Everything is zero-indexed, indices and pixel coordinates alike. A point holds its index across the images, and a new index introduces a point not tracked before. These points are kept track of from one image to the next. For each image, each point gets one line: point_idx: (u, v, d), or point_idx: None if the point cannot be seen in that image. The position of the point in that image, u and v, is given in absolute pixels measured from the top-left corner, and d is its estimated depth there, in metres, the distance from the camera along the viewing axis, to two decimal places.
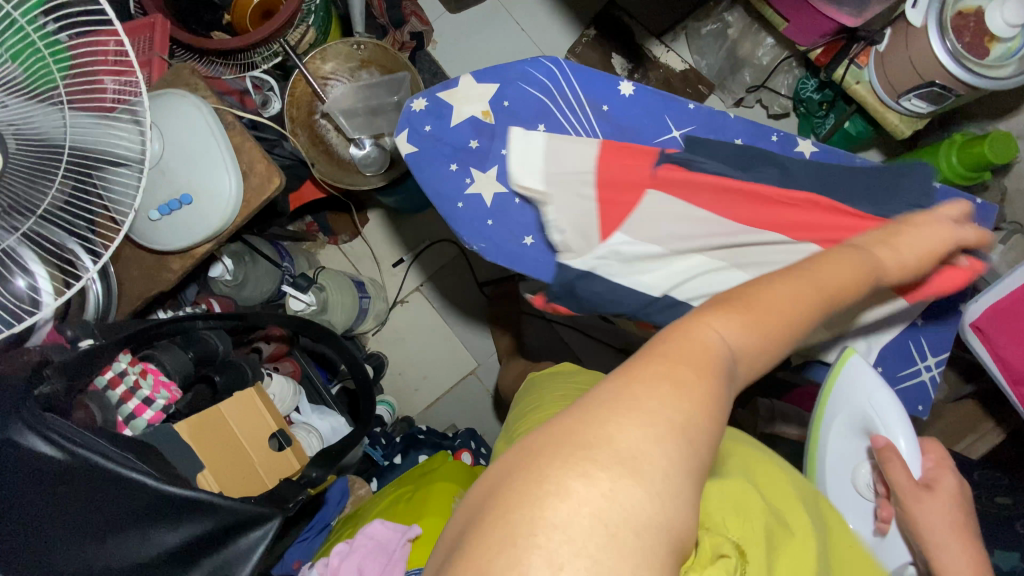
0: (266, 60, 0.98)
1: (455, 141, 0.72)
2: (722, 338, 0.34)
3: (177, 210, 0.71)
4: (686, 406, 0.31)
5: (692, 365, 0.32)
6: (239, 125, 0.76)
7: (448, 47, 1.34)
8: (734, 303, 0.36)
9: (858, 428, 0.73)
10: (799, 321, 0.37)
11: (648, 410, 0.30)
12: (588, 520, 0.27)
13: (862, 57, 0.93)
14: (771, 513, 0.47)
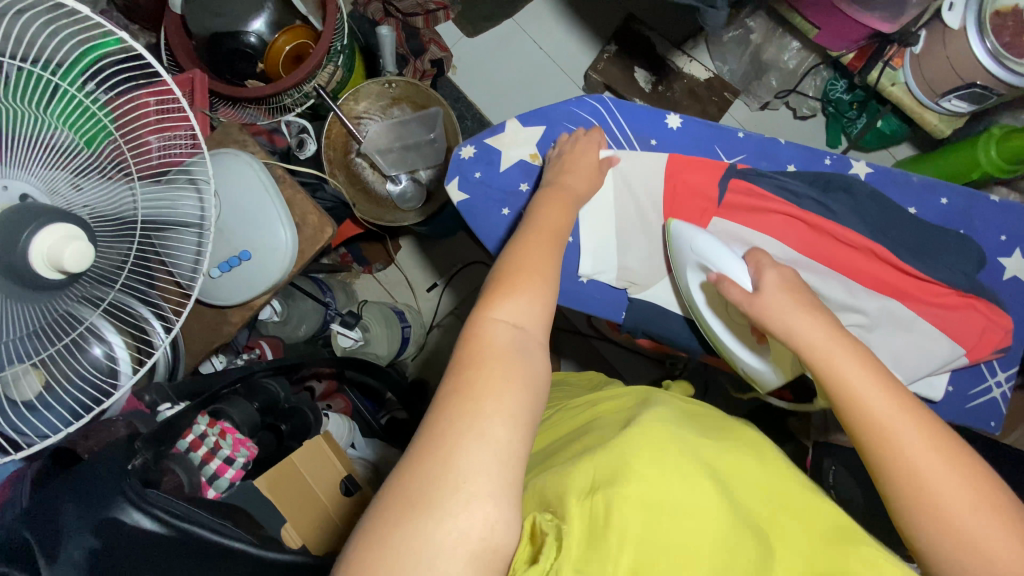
0: (297, 102, 1.00)
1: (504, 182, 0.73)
2: (503, 318, 0.49)
3: (237, 267, 0.73)
4: (500, 376, 0.45)
5: (476, 364, 0.46)
6: (288, 178, 0.78)
7: (468, 72, 1.34)
8: (501, 294, 0.51)
9: (694, 272, 0.69)
10: (552, 273, 0.55)
11: (478, 414, 0.42)
12: (443, 533, 0.37)
13: (897, 59, 0.92)
14: (649, 478, 0.43)
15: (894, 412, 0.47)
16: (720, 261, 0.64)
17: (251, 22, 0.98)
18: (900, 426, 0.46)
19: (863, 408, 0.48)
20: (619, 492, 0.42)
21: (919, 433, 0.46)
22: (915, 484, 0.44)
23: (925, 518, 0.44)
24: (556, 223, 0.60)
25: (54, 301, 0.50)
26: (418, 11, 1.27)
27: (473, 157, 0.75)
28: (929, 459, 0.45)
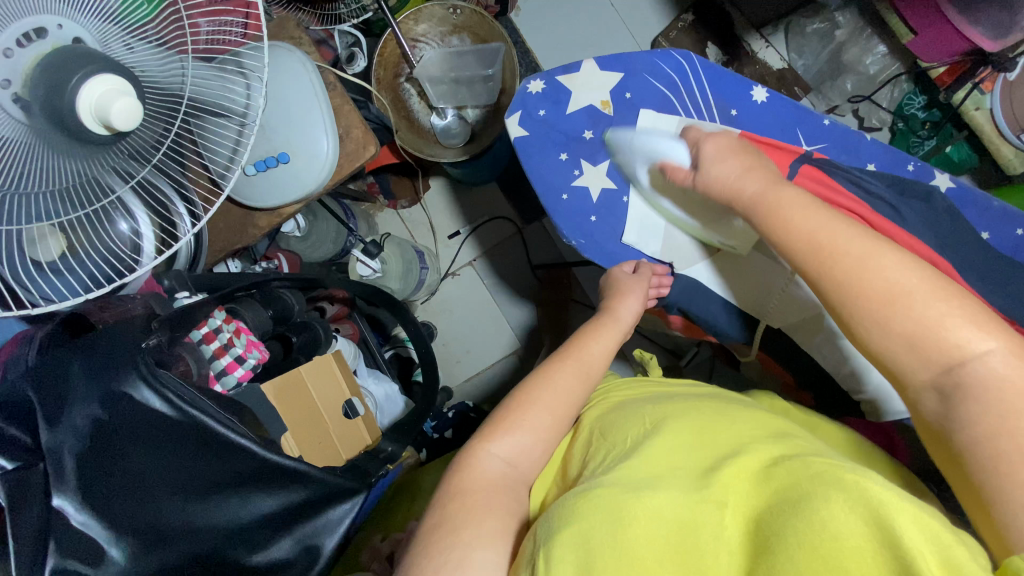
0: (353, 14, 0.95)
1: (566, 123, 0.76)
2: (496, 452, 0.50)
3: (274, 169, 0.70)
4: (487, 517, 0.45)
5: (471, 502, 0.46)
6: (339, 87, 0.74)
7: (531, 15, 1.28)
8: (499, 426, 0.52)
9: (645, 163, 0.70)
10: (568, 404, 0.54)
11: (468, 547, 0.42)
12: None
13: (987, 84, 0.87)
14: (616, 486, 0.41)
15: (862, 245, 0.46)
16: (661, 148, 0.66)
17: None
18: (850, 266, 0.46)
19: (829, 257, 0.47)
20: (576, 521, 0.39)
21: (877, 263, 0.45)
22: (883, 303, 0.44)
23: (896, 338, 0.43)
24: (587, 357, 0.58)
25: (91, 165, 0.48)
26: None
27: (541, 92, 0.77)
28: (891, 277, 0.44)
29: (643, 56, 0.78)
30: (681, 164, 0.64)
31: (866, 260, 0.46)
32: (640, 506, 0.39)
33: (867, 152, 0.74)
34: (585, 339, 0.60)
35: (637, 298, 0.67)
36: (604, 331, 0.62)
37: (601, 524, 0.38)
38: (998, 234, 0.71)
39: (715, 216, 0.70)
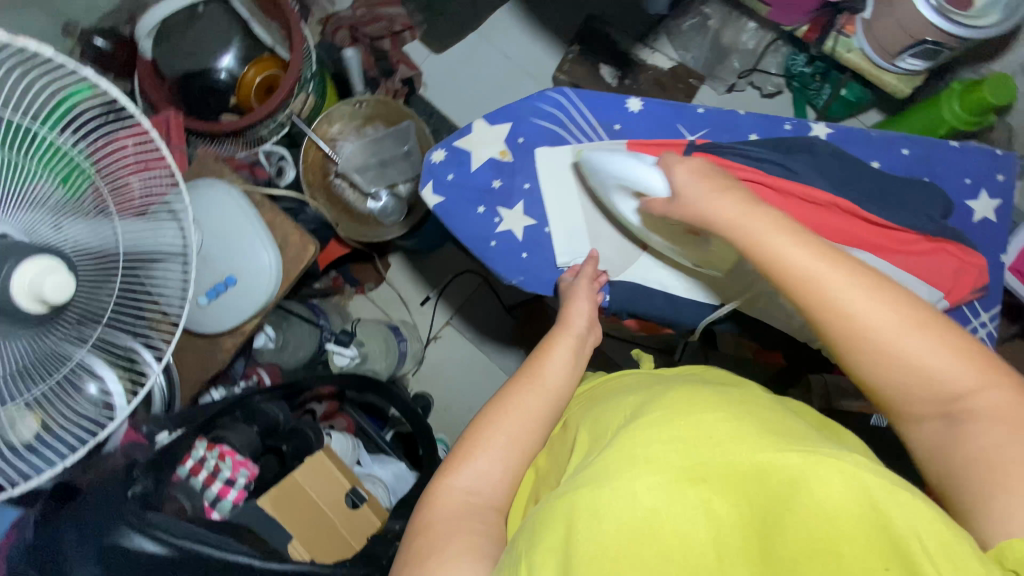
0: (273, 133, 1.03)
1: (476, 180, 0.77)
2: (465, 484, 0.50)
3: (224, 292, 0.74)
4: (453, 547, 0.45)
5: (441, 537, 0.46)
6: (268, 202, 0.79)
7: (438, 86, 1.38)
8: (460, 451, 0.53)
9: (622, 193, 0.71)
10: (531, 421, 0.55)
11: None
12: None
13: (849, 27, 0.95)
14: (598, 476, 0.41)
15: (899, 313, 0.46)
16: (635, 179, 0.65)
17: (219, 58, 1.02)
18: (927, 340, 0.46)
19: (849, 312, 0.47)
20: (560, 521, 0.39)
21: (925, 335, 0.46)
22: (918, 378, 0.46)
23: (916, 396, 0.47)
24: (550, 382, 0.58)
25: (41, 338, 0.52)
26: (384, 33, 1.31)
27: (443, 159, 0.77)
28: (926, 355, 0.46)
29: (524, 102, 0.81)
30: (660, 194, 0.62)
31: (905, 333, 0.46)
32: (617, 494, 0.38)
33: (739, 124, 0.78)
34: (544, 363, 0.60)
35: (584, 299, 0.69)
36: (559, 342, 0.62)
37: (583, 518, 0.38)
38: (889, 160, 0.76)
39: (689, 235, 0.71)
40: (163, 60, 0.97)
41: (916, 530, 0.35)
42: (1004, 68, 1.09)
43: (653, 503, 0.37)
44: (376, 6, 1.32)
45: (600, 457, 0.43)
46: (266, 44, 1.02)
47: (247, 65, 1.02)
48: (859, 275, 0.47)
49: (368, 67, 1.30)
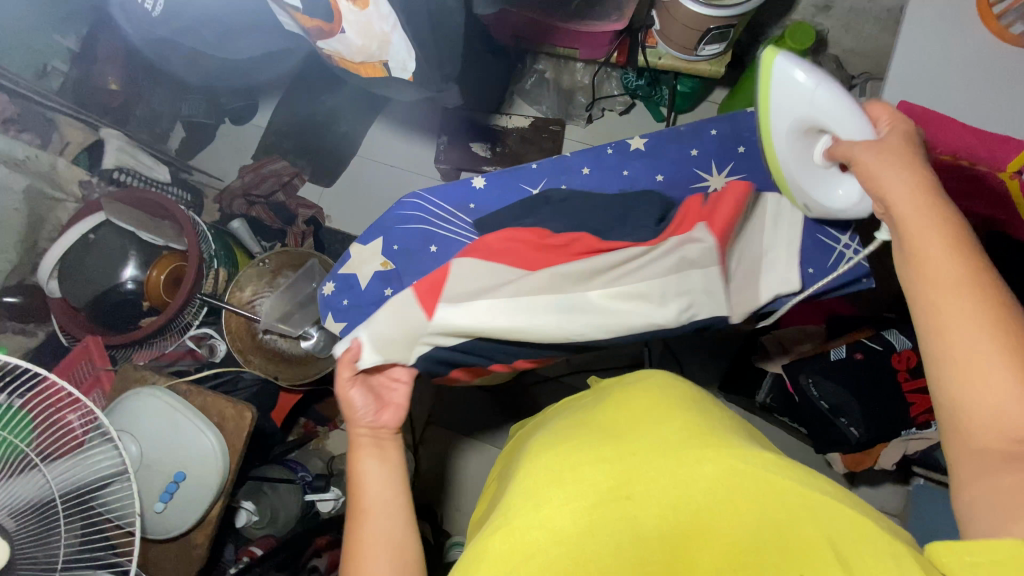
0: (194, 315, 1.07)
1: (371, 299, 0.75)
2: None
3: (177, 489, 0.74)
4: None
5: None
6: (195, 388, 0.82)
7: (340, 214, 1.50)
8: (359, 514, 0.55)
9: (802, 130, 0.62)
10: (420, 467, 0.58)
11: None
12: None
13: (650, 39, 1.07)
14: (525, 505, 0.39)
15: (968, 286, 0.42)
16: (834, 117, 0.57)
17: (121, 272, 1.06)
18: (976, 308, 0.42)
19: (946, 326, 0.42)
20: (484, 558, 0.37)
21: (976, 323, 0.41)
22: (989, 422, 0.40)
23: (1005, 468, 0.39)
24: (370, 474, 0.57)
25: None
26: (276, 188, 1.40)
27: (335, 289, 0.77)
28: (1006, 394, 0.39)
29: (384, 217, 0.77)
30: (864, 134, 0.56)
31: (964, 318, 0.42)
32: (540, 521, 0.37)
33: (591, 151, 0.77)
34: (359, 460, 0.58)
35: None
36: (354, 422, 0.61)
37: (506, 553, 0.36)
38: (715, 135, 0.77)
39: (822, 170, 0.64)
40: (71, 294, 1.03)
41: (828, 533, 0.35)
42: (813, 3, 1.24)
43: (574, 525, 0.36)
44: (260, 165, 1.38)
45: (529, 484, 0.42)
46: (160, 244, 1.08)
47: (148, 267, 1.07)
48: (980, 278, 0.43)
49: (271, 221, 1.39)
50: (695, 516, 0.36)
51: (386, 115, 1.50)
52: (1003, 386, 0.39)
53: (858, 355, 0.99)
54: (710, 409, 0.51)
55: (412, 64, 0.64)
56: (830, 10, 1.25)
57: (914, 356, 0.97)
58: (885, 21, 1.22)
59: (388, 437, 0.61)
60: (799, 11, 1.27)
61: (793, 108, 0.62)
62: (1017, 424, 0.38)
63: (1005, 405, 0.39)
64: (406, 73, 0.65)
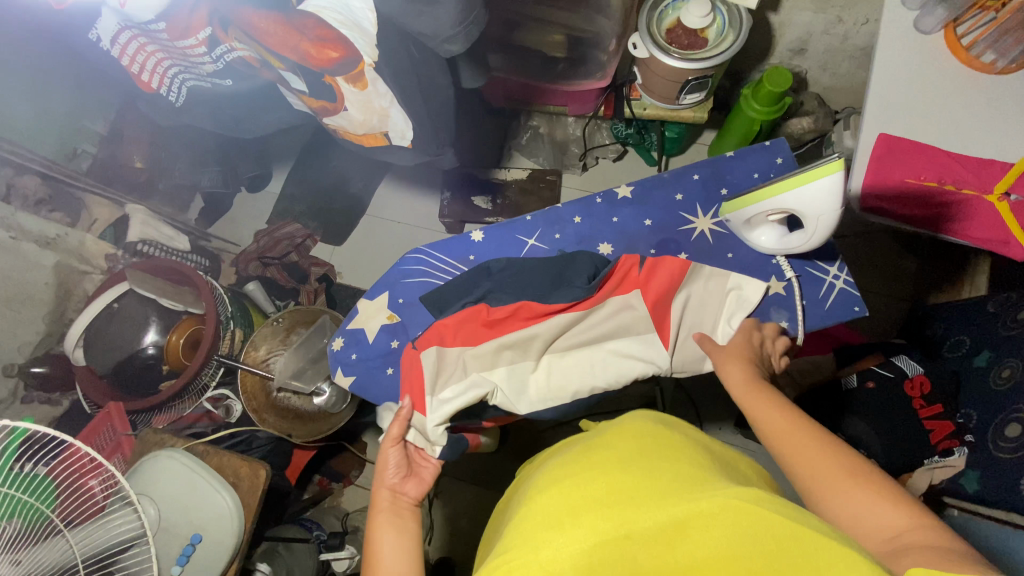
0: (212, 377, 1.11)
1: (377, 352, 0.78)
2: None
3: (193, 553, 0.75)
4: None
5: None
6: (212, 449, 0.84)
7: (352, 270, 1.56)
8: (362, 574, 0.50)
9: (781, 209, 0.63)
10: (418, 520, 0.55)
11: None
12: None
13: (635, 93, 1.14)
14: (527, 545, 0.42)
15: (783, 419, 0.53)
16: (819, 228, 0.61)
17: (143, 337, 1.11)
18: (807, 438, 0.50)
19: (796, 459, 0.49)
20: None
21: (806, 441, 0.50)
22: (864, 526, 0.43)
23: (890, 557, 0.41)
24: (387, 553, 0.50)
25: None
26: (290, 249, 1.45)
27: (343, 344, 0.80)
28: (852, 506, 0.44)
29: (390, 274, 0.81)
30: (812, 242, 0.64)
31: (804, 447, 0.50)
32: (543, 559, 0.40)
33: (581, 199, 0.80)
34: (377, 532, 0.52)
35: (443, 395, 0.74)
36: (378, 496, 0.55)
37: None
38: (700, 179, 0.78)
39: (767, 227, 0.68)
40: (94, 361, 1.08)
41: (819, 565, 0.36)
42: (789, 47, 1.31)
43: (574, 563, 0.39)
44: (274, 229, 1.45)
45: (524, 529, 0.45)
46: (179, 309, 1.13)
47: (169, 332, 1.12)
48: (796, 418, 0.53)
49: (285, 282, 1.44)
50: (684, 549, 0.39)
51: (391, 175, 1.58)
52: (852, 496, 0.45)
53: (870, 383, 1.04)
54: (692, 444, 0.54)
55: (410, 132, 0.71)
56: (806, 53, 1.32)
57: (925, 382, 1.00)
58: (860, 59, 1.27)
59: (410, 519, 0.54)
60: (776, 56, 1.34)
61: (800, 208, 0.60)
62: (878, 523, 0.42)
63: (855, 507, 0.44)
64: (405, 139, 0.73)
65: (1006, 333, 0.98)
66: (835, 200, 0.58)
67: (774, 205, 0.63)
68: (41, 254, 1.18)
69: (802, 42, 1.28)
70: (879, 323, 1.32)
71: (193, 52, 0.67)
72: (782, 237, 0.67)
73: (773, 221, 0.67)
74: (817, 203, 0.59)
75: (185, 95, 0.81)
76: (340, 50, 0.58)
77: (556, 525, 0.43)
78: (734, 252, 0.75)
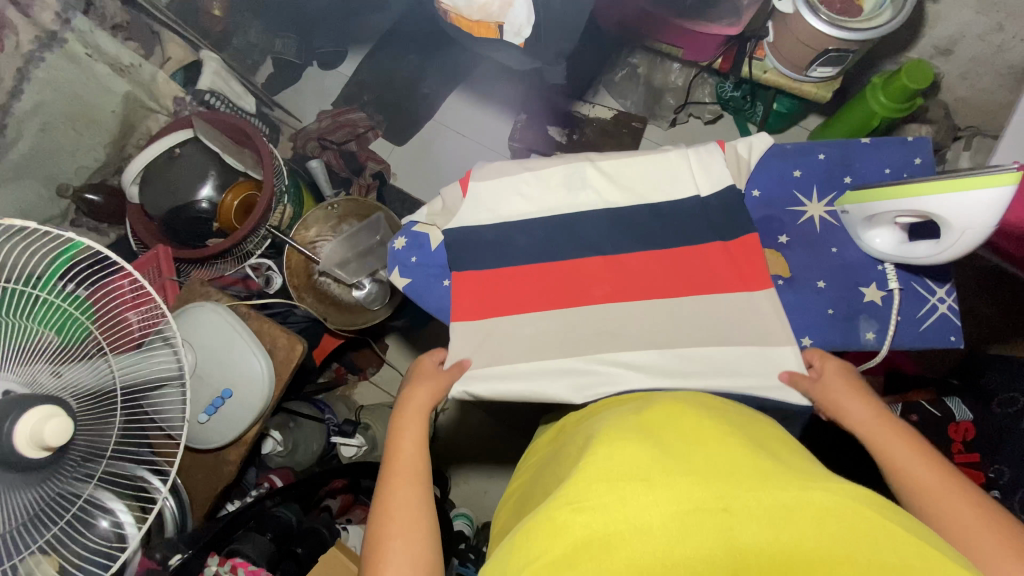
0: (258, 246, 1.11)
1: (436, 260, 0.76)
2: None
3: (222, 405, 0.78)
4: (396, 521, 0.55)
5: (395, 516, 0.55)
6: (254, 313, 0.85)
7: (407, 173, 1.52)
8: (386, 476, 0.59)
9: (912, 212, 0.56)
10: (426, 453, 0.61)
11: (396, 540, 0.53)
12: None
13: (759, 51, 1.02)
14: (640, 482, 0.40)
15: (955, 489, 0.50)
16: (952, 245, 0.55)
17: (199, 190, 1.09)
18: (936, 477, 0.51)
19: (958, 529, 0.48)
20: (576, 502, 0.40)
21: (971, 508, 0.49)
22: None
23: None
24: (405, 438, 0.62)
25: (50, 485, 0.57)
26: (349, 137, 1.43)
27: (406, 244, 0.78)
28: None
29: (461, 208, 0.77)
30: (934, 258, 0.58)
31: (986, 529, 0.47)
32: (626, 515, 0.38)
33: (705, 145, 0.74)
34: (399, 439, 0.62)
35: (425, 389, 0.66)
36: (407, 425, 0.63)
37: (606, 503, 0.39)
38: (818, 163, 0.71)
39: (888, 227, 0.62)
40: (149, 202, 1.09)
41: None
42: (935, 44, 1.16)
43: (664, 525, 0.38)
44: (339, 114, 1.43)
45: (622, 478, 0.41)
46: (239, 170, 1.11)
47: (224, 190, 1.09)
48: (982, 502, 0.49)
49: (339, 169, 1.42)
50: (772, 536, 0.36)
51: (467, 84, 1.51)
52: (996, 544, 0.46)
53: (913, 417, 1.01)
54: (771, 437, 0.49)
55: (527, 30, 0.63)
56: (953, 53, 1.17)
57: (970, 429, 0.98)
58: (1010, 75, 1.14)
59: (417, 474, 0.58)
60: (918, 49, 1.19)
61: (940, 216, 0.54)
62: None
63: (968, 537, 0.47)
64: (520, 37, 0.64)
65: None
66: (995, 210, 0.51)
67: (904, 206, 0.56)
68: (113, 80, 1.15)
69: (952, 39, 1.14)
70: (931, 359, 1.26)
71: None
72: (901, 246, 0.61)
73: (901, 221, 0.60)
74: (960, 217, 0.52)
75: None
76: None
77: (667, 486, 0.40)
78: (840, 249, 0.69)
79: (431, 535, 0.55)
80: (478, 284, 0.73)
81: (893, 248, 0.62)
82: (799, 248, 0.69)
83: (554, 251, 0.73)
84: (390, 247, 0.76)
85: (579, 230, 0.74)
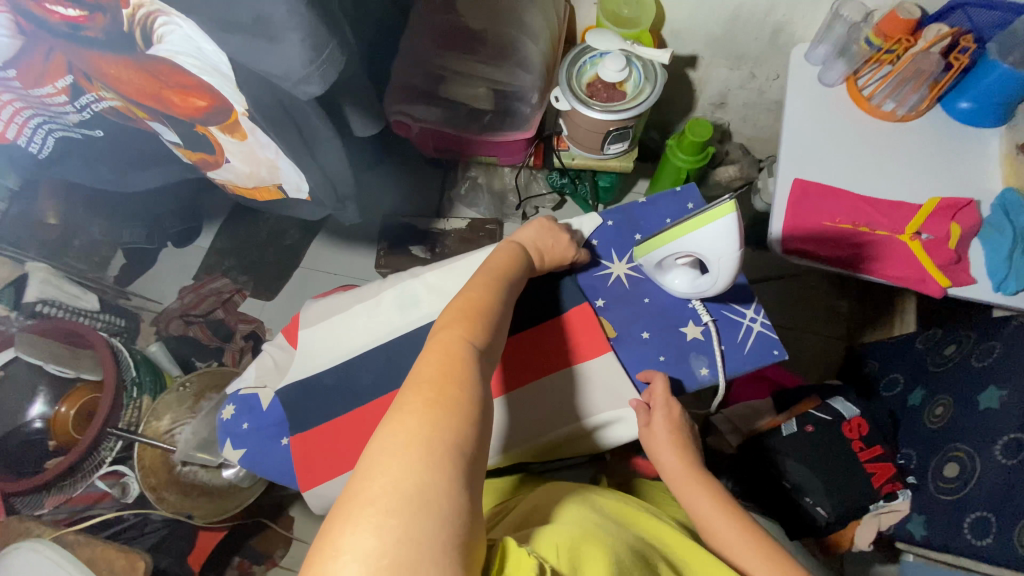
0: (111, 450, 0.98)
1: (267, 422, 0.74)
2: (397, 433, 0.45)
3: None
4: (424, 401, 0.47)
5: (429, 387, 0.48)
6: (87, 539, 0.75)
7: (284, 325, 1.47)
8: (460, 324, 0.55)
9: (685, 250, 0.61)
10: (496, 311, 0.58)
11: (408, 417, 0.46)
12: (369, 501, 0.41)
13: (563, 144, 1.15)
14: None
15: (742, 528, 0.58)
16: (727, 267, 0.60)
17: (28, 409, 0.98)
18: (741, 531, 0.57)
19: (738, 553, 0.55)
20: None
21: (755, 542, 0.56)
22: None
23: None
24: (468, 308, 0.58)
25: None
26: (216, 305, 1.40)
27: (234, 413, 0.76)
28: None
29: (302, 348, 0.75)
30: (722, 283, 0.63)
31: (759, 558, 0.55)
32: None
33: None
34: (468, 293, 0.60)
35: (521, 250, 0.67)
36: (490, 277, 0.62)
37: None
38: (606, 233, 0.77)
39: (677, 267, 0.66)
40: None
41: None
42: (709, 102, 1.36)
43: None
44: (201, 286, 1.41)
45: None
46: (70, 375, 1.01)
47: (59, 401, 0.99)
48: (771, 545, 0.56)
49: (208, 340, 1.36)
50: None
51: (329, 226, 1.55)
52: None
53: (809, 427, 1.00)
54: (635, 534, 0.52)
55: (299, 181, 0.83)
56: (726, 106, 1.37)
57: (862, 424, 0.99)
58: (775, 112, 1.35)
59: (455, 378, 0.49)
60: (699, 109, 1.39)
61: (706, 246, 0.59)
62: None
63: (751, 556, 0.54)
64: (296, 187, 0.83)
65: (933, 369, 1.02)
66: (737, 232, 0.56)
67: (676, 245, 0.61)
68: None
69: (720, 96, 1.34)
70: (819, 365, 1.33)
71: (53, 101, 0.72)
72: (694, 280, 0.66)
73: (684, 260, 0.65)
74: (721, 245, 0.58)
75: (50, 144, 0.83)
76: (205, 100, 0.68)
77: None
78: (651, 297, 0.73)
79: (460, 419, 0.46)
80: (324, 439, 0.71)
81: (689, 285, 0.66)
82: (616, 310, 0.73)
83: (401, 375, 0.72)
84: (214, 420, 0.74)
85: (420, 349, 0.73)
